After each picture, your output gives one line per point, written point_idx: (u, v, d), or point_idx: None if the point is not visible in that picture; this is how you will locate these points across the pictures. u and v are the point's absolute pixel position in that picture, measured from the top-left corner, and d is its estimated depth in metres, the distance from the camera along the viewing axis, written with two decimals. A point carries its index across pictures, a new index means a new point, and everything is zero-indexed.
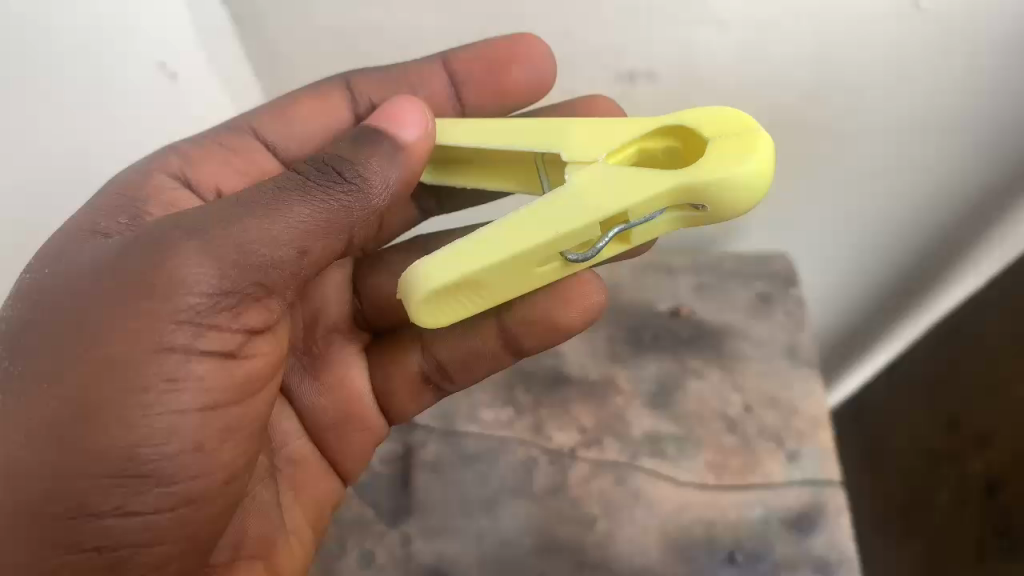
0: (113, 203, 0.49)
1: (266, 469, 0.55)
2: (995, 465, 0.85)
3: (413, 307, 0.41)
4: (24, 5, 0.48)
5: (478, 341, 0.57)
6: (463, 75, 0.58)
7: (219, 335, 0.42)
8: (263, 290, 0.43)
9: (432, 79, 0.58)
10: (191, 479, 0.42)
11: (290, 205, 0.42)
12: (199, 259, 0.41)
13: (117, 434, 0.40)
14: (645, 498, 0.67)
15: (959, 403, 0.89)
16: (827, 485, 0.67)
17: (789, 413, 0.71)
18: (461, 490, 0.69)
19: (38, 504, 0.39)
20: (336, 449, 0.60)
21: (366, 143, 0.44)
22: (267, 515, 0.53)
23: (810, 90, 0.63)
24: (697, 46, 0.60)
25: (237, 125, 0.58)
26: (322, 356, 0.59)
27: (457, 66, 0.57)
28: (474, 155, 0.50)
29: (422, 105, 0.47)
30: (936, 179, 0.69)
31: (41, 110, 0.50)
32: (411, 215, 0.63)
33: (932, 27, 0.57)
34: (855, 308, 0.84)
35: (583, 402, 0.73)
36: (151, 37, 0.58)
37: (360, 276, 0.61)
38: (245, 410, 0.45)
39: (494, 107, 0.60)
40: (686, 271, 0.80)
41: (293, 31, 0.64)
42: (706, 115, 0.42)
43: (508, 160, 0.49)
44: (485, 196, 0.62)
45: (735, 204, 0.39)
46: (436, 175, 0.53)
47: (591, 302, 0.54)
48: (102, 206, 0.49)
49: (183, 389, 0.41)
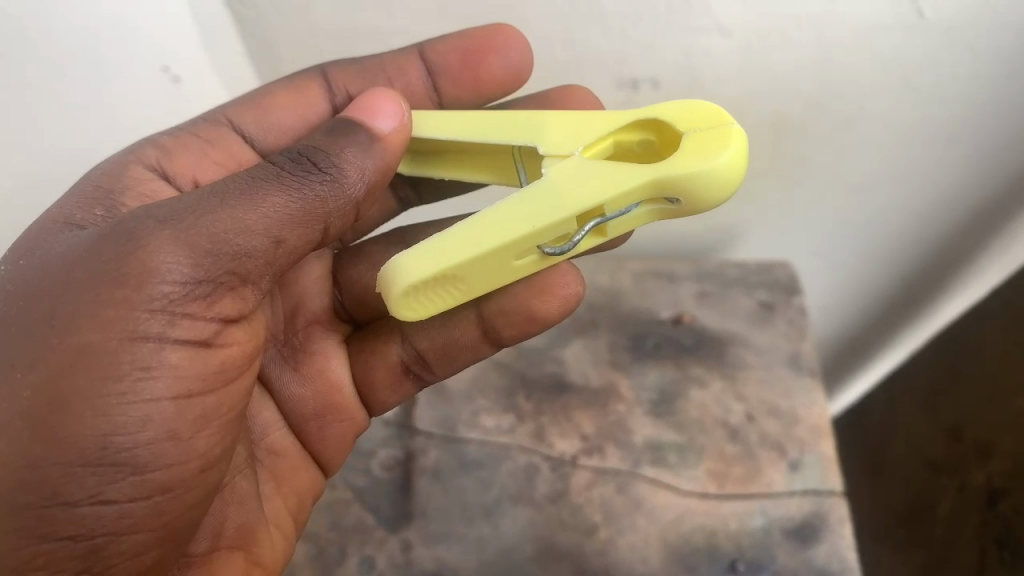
0: (89, 196, 0.47)
1: (244, 458, 0.51)
2: (997, 476, 0.87)
3: (393, 303, 0.39)
4: (22, 7, 0.47)
5: (458, 331, 0.54)
6: (439, 65, 0.55)
7: (193, 324, 0.39)
8: (237, 279, 0.40)
9: (407, 69, 0.56)
10: (165, 467, 0.39)
11: (263, 194, 0.39)
12: (172, 243, 0.38)
13: (89, 424, 0.37)
14: (646, 505, 0.67)
15: (960, 411, 0.91)
16: (829, 495, 0.67)
17: (790, 422, 0.71)
18: (461, 496, 0.68)
19: (14, 493, 0.36)
20: (319, 441, 0.56)
21: (341, 133, 0.42)
22: (246, 505, 0.49)
23: (814, 97, 0.62)
24: (698, 50, 0.59)
25: (208, 118, 0.56)
26: (302, 347, 0.56)
27: (433, 56, 0.55)
28: (447, 145, 0.48)
29: (397, 97, 0.45)
30: (942, 183, 0.68)
31: (42, 110, 0.50)
32: (389, 204, 0.60)
33: (938, 34, 0.56)
34: (854, 320, 0.85)
35: (584, 410, 0.72)
36: (153, 40, 0.57)
37: (341, 267, 0.58)
38: (223, 398, 0.42)
39: (472, 98, 0.58)
40: (688, 277, 0.79)
41: (291, 33, 0.62)
42: (681, 109, 0.41)
43: (481, 148, 0.47)
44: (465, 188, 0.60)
45: (712, 197, 0.38)
46: (413, 164, 0.49)
47: (567, 291, 0.51)
48: (80, 197, 0.47)
49: (157, 379, 0.38)
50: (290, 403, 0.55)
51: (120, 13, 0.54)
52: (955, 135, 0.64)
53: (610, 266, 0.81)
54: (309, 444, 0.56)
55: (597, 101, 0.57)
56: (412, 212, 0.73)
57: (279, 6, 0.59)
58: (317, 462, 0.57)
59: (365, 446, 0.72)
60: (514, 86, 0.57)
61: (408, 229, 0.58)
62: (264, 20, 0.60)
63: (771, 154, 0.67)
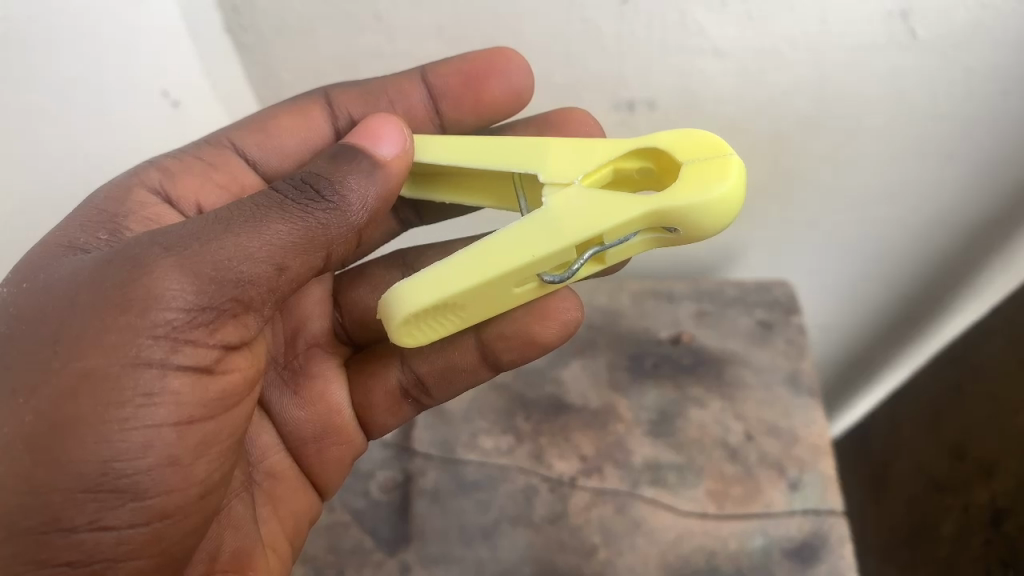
0: (92, 218, 0.47)
1: (242, 482, 0.51)
2: (1001, 497, 0.83)
3: (394, 330, 0.41)
4: (24, 29, 0.47)
5: (455, 355, 0.54)
6: (440, 88, 0.55)
7: (196, 350, 0.39)
8: (239, 306, 0.40)
9: (410, 92, 0.56)
10: (165, 493, 0.39)
11: (267, 221, 0.39)
12: (176, 270, 0.38)
13: (90, 449, 0.37)
14: (645, 527, 0.66)
15: (964, 431, 0.88)
16: (829, 514, 0.66)
17: (789, 441, 0.71)
18: (461, 518, 0.67)
19: (13, 519, 0.36)
20: (315, 463, 0.56)
21: (344, 160, 0.42)
22: (242, 528, 0.49)
23: (811, 117, 0.62)
24: (695, 73, 0.59)
25: (212, 141, 0.56)
26: (303, 370, 0.56)
27: (434, 79, 0.55)
28: (449, 171, 0.48)
29: (401, 124, 0.45)
30: (937, 203, 0.69)
31: (43, 131, 0.50)
32: (390, 226, 0.60)
33: (932, 53, 0.57)
34: (853, 338, 0.86)
35: (584, 431, 0.72)
36: (154, 66, 0.57)
37: (342, 290, 0.58)
38: (223, 424, 0.42)
39: (471, 121, 0.58)
40: (687, 298, 0.80)
41: (295, 63, 0.62)
42: (681, 139, 0.41)
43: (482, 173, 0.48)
44: (466, 209, 0.60)
45: (707, 227, 0.38)
46: (417, 189, 0.50)
47: (568, 316, 0.52)
48: (79, 219, 0.46)
49: (160, 405, 0.38)
50: (289, 425, 0.55)
51: (120, 35, 0.54)
52: (951, 152, 0.64)
53: (609, 287, 0.81)
54: (306, 466, 0.56)
55: (596, 124, 0.57)
56: (413, 232, 0.73)
57: (280, 31, 0.59)
58: (312, 483, 0.57)
59: (365, 468, 0.71)
60: (515, 108, 0.57)
61: (408, 252, 0.58)
62: (266, 45, 0.61)
63: (771, 171, 0.67)
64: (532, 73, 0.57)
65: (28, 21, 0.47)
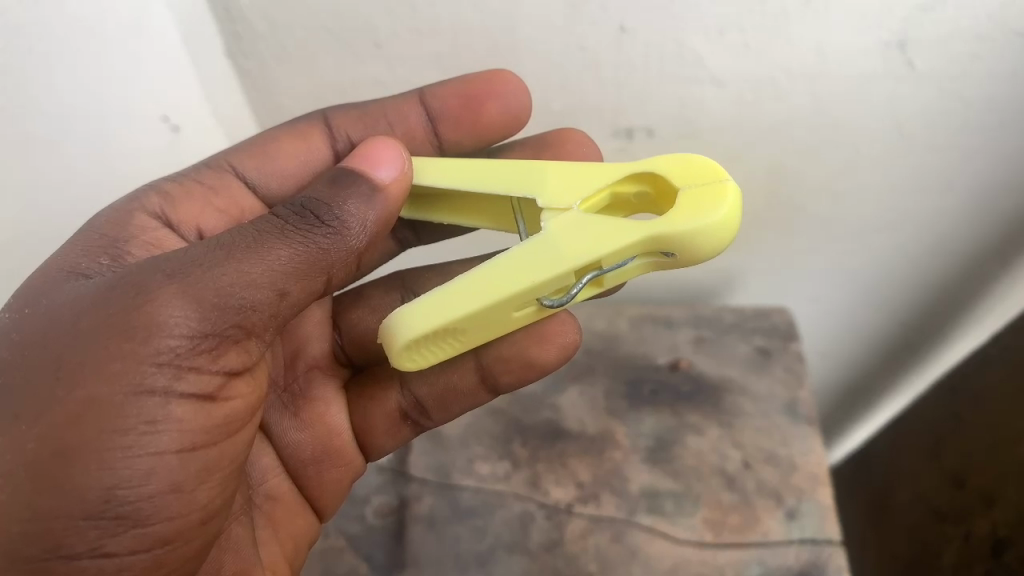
0: (94, 243, 0.47)
1: (242, 506, 0.50)
2: (1001, 526, 0.78)
3: (394, 354, 0.41)
4: (26, 61, 0.47)
5: (455, 376, 0.54)
6: (439, 109, 0.55)
7: (198, 377, 0.39)
8: (241, 332, 0.40)
9: (408, 113, 0.56)
10: (168, 520, 0.39)
11: (268, 246, 0.39)
12: (179, 297, 0.38)
13: (93, 477, 0.37)
14: (641, 555, 0.65)
15: (962, 462, 0.84)
16: (828, 544, 0.65)
17: (788, 469, 0.70)
18: (456, 544, 0.67)
19: (15, 547, 0.36)
20: (315, 486, 0.56)
21: (344, 184, 0.42)
22: (243, 552, 0.49)
23: (810, 146, 0.63)
24: (693, 101, 0.60)
25: (212, 164, 0.56)
26: (302, 393, 0.56)
27: (432, 100, 0.55)
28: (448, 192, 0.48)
29: (399, 147, 0.45)
30: (937, 232, 0.69)
31: (43, 160, 0.50)
32: (389, 247, 0.60)
33: (929, 85, 0.57)
34: (854, 362, 0.86)
35: (581, 457, 0.71)
36: (154, 92, 0.58)
37: (342, 311, 0.58)
38: (225, 450, 0.42)
39: (471, 141, 0.58)
40: (685, 324, 0.80)
41: (296, 91, 0.63)
42: (678, 163, 0.41)
43: (481, 196, 0.48)
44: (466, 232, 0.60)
45: (703, 253, 0.39)
46: (416, 210, 0.50)
47: (567, 340, 0.53)
48: (82, 243, 0.46)
49: (163, 433, 0.38)
50: (289, 448, 0.55)
51: (121, 63, 0.54)
52: (949, 181, 0.64)
53: (608, 312, 0.81)
54: (306, 489, 0.56)
55: (596, 144, 0.57)
56: (413, 253, 0.74)
57: (281, 58, 0.60)
58: (312, 505, 0.57)
59: (360, 493, 0.71)
60: (514, 129, 0.57)
61: (405, 273, 0.58)
62: (266, 71, 0.61)
63: (768, 201, 0.68)
64: (532, 95, 0.57)
65: (29, 51, 0.47)
